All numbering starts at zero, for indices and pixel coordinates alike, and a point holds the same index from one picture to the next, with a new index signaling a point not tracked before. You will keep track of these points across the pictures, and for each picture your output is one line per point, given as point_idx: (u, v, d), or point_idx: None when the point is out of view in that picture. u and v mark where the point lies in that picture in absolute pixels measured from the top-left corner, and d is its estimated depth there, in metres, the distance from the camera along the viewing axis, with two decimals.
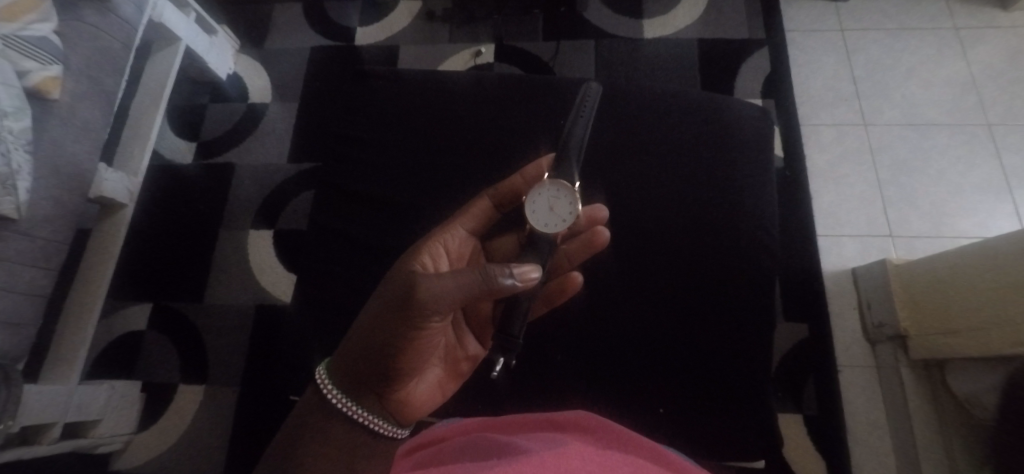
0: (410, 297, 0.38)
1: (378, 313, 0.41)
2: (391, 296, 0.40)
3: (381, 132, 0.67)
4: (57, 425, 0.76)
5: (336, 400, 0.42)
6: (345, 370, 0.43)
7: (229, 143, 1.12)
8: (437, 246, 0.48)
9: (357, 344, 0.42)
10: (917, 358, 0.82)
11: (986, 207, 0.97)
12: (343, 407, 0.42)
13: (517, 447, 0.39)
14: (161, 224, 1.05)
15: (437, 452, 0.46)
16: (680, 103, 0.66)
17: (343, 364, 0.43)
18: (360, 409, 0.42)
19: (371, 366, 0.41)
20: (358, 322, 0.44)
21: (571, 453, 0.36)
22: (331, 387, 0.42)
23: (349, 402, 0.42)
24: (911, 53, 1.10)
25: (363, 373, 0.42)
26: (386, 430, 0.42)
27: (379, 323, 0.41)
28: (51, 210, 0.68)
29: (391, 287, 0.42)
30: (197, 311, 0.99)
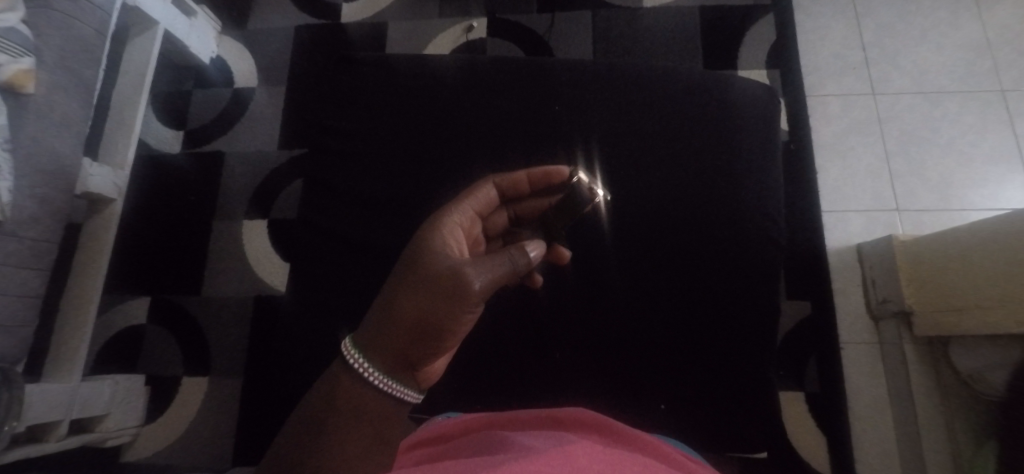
0: (467, 289, 0.39)
1: (427, 298, 0.40)
2: (443, 282, 0.40)
3: (368, 122, 0.64)
4: (64, 422, 0.76)
5: (374, 377, 0.39)
6: (385, 356, 0.39)
7: (216, 131, 1.08)
8: (455, 227, 0.46)
9: (395, 330, 0.39)
10: (922, 335, 0.81)
11: (997, 178, 0.94)
12: (377, 382, 0.39)
13: (521, 445, 0.36)
14: (153, 215, 1.03)
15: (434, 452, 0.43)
16: (682, 83, 0.63)
17: (376, 349, 0.39)
18: (400, 385, 0.40)
19: (419, 351, 0.40)
20: (391, 300, 0.41)
21: (579, 452, 0.33)
22: (369, 368, 0.39)
23: (391, 381, 0.39)
24: (924, 15, 1.05)
25: (407, 354, 0.40)
26: (410, 395, 0.40)
27: (426, 308, 0.39)
28: (37, 210, 0.66)
29: (431, 272, 0.40)
30: (196, 303, 0.98)
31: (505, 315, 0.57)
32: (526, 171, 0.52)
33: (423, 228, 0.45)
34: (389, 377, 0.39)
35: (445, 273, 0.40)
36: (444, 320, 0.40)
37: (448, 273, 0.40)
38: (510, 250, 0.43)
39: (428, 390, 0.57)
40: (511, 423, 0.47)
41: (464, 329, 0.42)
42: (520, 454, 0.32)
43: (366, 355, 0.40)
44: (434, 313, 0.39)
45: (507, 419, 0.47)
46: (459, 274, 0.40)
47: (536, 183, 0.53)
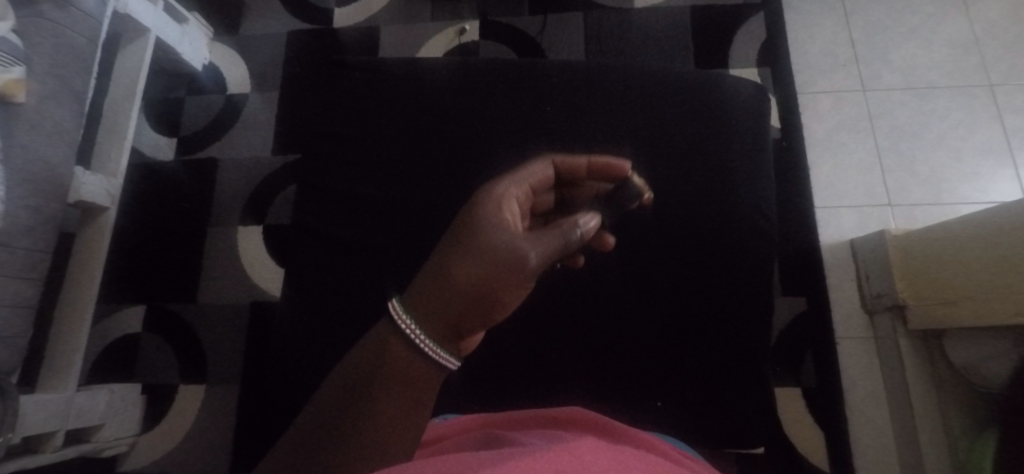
0: (527, 261, 0.37)
1: (486, 267, 0.36)
2: (504, 251, 0.37)
3: (363, 125, 0.64)
4: (60, 433, 0.76)
5: (419, 339, 0.35)
6: (436, 323, 0.36)
7: (210, 137, 1.08)
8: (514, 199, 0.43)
9: (451, 300, 0.36)
10: (916, 328, 0.82)
11: (986, 171, 0.95)
12: (426, 349, 0.35)
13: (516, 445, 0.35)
14: (147, 223, 1.03)
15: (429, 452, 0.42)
16: (673, 82, 0.63)
17: (428, 315, 0.36)
18: (444, 353, 0.36)
19: (471, 322, 0.37)
20: (448, 267, 0.37)
21: (583, 448, 0.31)
22: (413, 328, 0.35)
23: (437, 348, 0.35)
24: (912, 11, 1.06)
25: (460, 322, 0.36)
26: (445, 361, 0.36)
27: (485, 277, 0.36)
28: (30, 220, 0.66)
29: (490, 241, 0.37)
30: (192, 310, 0.98)
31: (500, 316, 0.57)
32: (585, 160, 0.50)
33: (483, 195, 0.42)
34: (435, 343, 0.36)
35: (504, 242, 0.37)
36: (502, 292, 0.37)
37: (505, 245, 0.37)
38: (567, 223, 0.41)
39: None
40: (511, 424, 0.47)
41: (514, 304, 0.39)
42: (519, 450, 0.30)
43: (415, 318, 0.36)
44: (490, 283, 0.36)
45: (507, 420, 0.47)
46: (520, 245, 0.37)
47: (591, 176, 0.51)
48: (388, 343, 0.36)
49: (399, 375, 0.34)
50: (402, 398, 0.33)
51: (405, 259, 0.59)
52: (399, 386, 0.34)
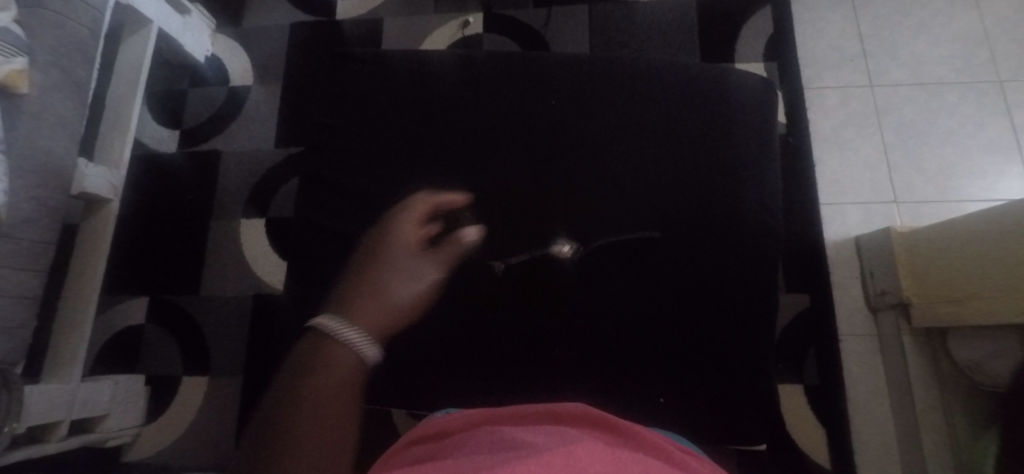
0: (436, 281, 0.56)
1: (395, 279, 0.54)
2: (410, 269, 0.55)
3: (366, 118, 0.63)
4: (64, 423, 0.76)
5: (350, 340, 0.48)
6: (365, 317, 0.51)
7: (213, 130, 1.08)
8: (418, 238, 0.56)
9: (378, 303, 0.52)
10: (919, 326, 0.81)
11: (995, 169, 0.94)
12: (354, 344, 0.48)
13: (511, 448, 0.34)
14: (150, 215, 1.03)
15: (429, 450, 0.41)
16: (679, 76, 0.62)
17: (365, 317, 0.51)
18: (370, 345, 0.50)
19: (388, 320, 0.53)
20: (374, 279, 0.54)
21: (578, 453, 0.32)
22: (350, 334, 0.48)
23: (362, 344, 0.49)
24: (921, 6, 1.04)
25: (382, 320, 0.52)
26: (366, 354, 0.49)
27: (397, 286, 0.54)
28: (33, 211, 0.66)
29: (396, 260, 0.55)
30: (195, 303, 0.98)
31: (503, 311, 0.56)
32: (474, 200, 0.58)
33: (401, 233, 0.56)
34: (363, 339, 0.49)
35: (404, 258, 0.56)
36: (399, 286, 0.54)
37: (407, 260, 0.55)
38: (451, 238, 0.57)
39: (426, 388, 0.56)
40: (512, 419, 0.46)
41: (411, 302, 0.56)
42: (516, 457, 0.31)
43: (346, 322, 0.50)
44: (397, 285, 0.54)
45: (507, 415, 0.46)
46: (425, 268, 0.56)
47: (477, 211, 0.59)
48: (326, 349, 0.47)
49: (336, 374, 0.45)
50: (334, 395, 0.43)
51: None
52: (336, 386, 0.44)
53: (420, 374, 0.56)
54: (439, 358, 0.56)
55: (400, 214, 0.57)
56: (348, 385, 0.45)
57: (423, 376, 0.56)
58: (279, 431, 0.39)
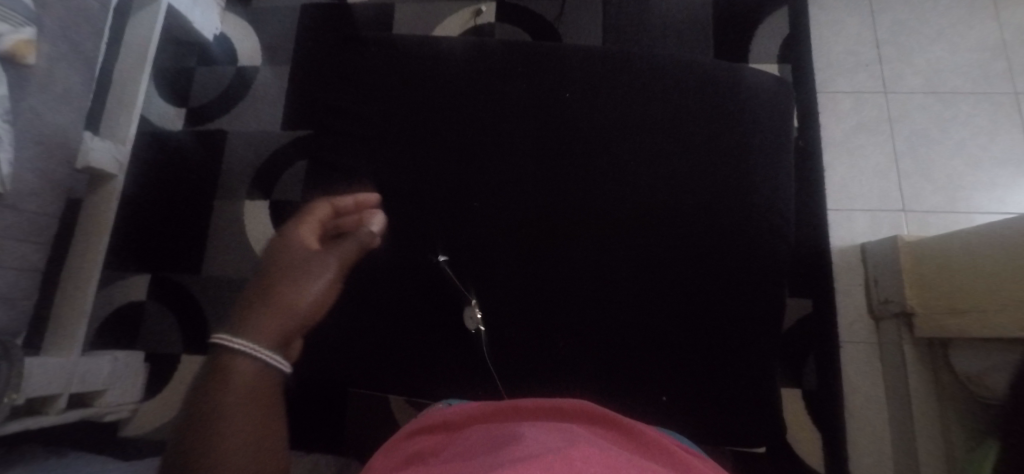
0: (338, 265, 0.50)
1: (289, 275, 0.47)
2: (303, 261, 0.48)
3: (374, 102, 0.62)
4: (63, 396, 0.76)
5: (245, 347, 0.40)
6: (271, 329, 0.42)
7: (219, 109, 1.07)
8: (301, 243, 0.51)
9: (269, 309, 0.44)
10: (921, 336, 0.81)
11: (1005, 181, 0.93)
12: (265, 357, 0.40)
13: (518, 443, 0.34)
14: (154, 192, 1.03)
15: (433, 443, 0.41)
16: (694, 73, 0.61)
17: (258, 329, 0.42)
18: (280, 357, 0.42)
19: (291, 326, 0.45)
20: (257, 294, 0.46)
21: (574, 454, 0.30)
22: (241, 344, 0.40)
23: (260, 348, 0.40)
24: (940, 13, 1.03)
25: (286, 326, 0.44)
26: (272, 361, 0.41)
27: (293, 281, 0.47)
28: (37, 182, 0.66)
29: (290, 267, 0.48)
30: (197, 282, 0.98)
31: (508, 304, 0.56)
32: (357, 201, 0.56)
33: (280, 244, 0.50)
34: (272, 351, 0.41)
35: (302, 259, 0.49)
36: (308, 287, 0.47)
37: (307, 259, 0.49)
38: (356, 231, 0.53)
39: (430, 378, 0.56)
40: (514, 413, 0.45)
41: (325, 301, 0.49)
42: (514, 459, 0.30)
43: (245, 336, 0.41)
44: (303, 287, 0.46)
45: (507, 410, 0.45)
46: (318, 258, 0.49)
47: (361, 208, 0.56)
48: (223, 365, 0.39)
49: (243, 387, 0.38)
50: (247, 402, 0.37)
51: (415, 240, 0.58)
52: (247, 394, 0.38)
53: (424, 362, 0.56)
54: (442, 349, 0.56)
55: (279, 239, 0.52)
56: (260, 391, 0.39)
57: (427, 366, 0.56)
58: (185, 460, 0.33)
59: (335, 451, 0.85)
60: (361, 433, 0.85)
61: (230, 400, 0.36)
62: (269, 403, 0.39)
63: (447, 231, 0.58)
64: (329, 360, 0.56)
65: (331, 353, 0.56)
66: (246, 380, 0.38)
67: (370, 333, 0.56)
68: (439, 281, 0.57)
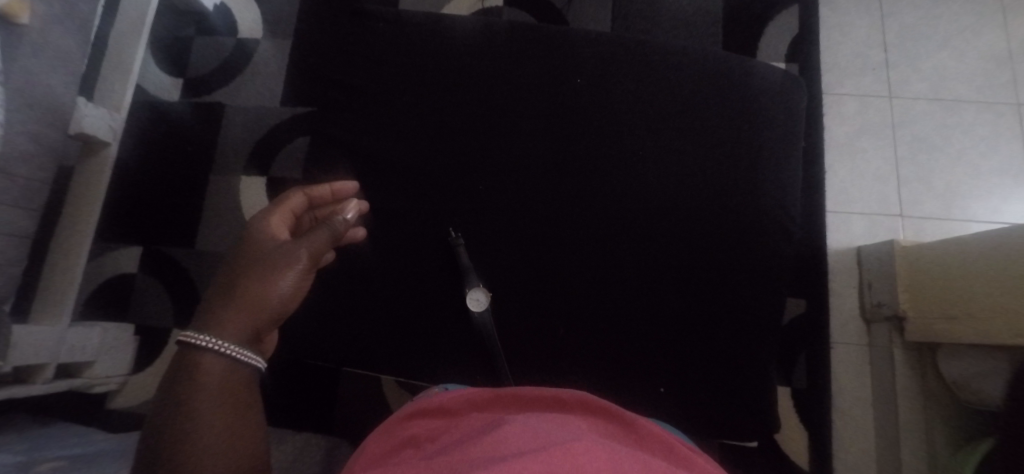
0: (311, 254, 0.49)
1: (254, 266, 0.46)
2: (270, 251, 0.48)
3: (381, 78, 0.61)
4: (51, 366, 0.74)
5: (213, 345, 0.40)
6: (238, 324, 0.43)
7: (218, 81, 1.05)
8: (271, 231, 0.51)
9: (234, 302, 0.44)
10: (911, 340, 0.82)
11: (1002, 191, 0.94)
12: (233, 354, 0.41)
13: (522, 433, 0.33)
14: (149, 163, 1.01)
15: (432, 429, 0.41)
16: (707, 65, 0.61)
17: (223, 325, 0.42)
18: (250, 353, 0.42)
19: (262, 320, 0.45)
20: (225, 286, 0.46)
21: (577, 448, 0.30)
22: (210, 339, 0.40)
23: (228, 344, 0.41)
24: (949, 20, 1.03)
25: (255, 320, 0.44)
26: (243, 356, 0.41)
27: (257, 272, 0.46)
28: (27, 146, 0.64)
29: (257, 257, 0.47)
30: (190, 256, 0.97)
31: (511, 290, 0.56)
32: (331, 185, 0.57)
33: (248, 233, 0.50)
34: (241, 347, 0.42)
35: (272, 249, 0.48)
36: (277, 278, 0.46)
37: (276, 250, 0.48)
38: (330, 218, 0.52)
39: (430, 361, 0.55)
40: (514, 401, 0.45)
41: (297, 290, 0.48)
42: (517, 452, 0.29)
43: (212, 334, 0.41)
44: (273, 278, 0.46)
45: (507, 397, 0.45)
46: (286, 247, 0.48)
47: (339, 196, 0.57)
48: (192, 365, 0.39)
49: (216, 385, 0.39)
50: (221, 399, 0.39)
51: (418, 220, 0.57)
52: (222, 390, 0.39)
53: (424, 347, 0.55)
54: (443, 333, 0.55)
55: (248, 226, 0.51)
56: (234, 385, 0.40)
57: (427, 350, 0.55)
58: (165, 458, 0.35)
59: (326, 431, 0.84)
60: (353, 415, 0.85)
61: (204, 399, 0.38)
62: (244, 395, 0.41)
63: (452, 214, 0.57)
64: (328, 340, 0.56)
65: (331, 331, 0.56)
66: (218, 376, 0.40)
67: (369, 316, 0.56)
68: (442, 264, 0.56)
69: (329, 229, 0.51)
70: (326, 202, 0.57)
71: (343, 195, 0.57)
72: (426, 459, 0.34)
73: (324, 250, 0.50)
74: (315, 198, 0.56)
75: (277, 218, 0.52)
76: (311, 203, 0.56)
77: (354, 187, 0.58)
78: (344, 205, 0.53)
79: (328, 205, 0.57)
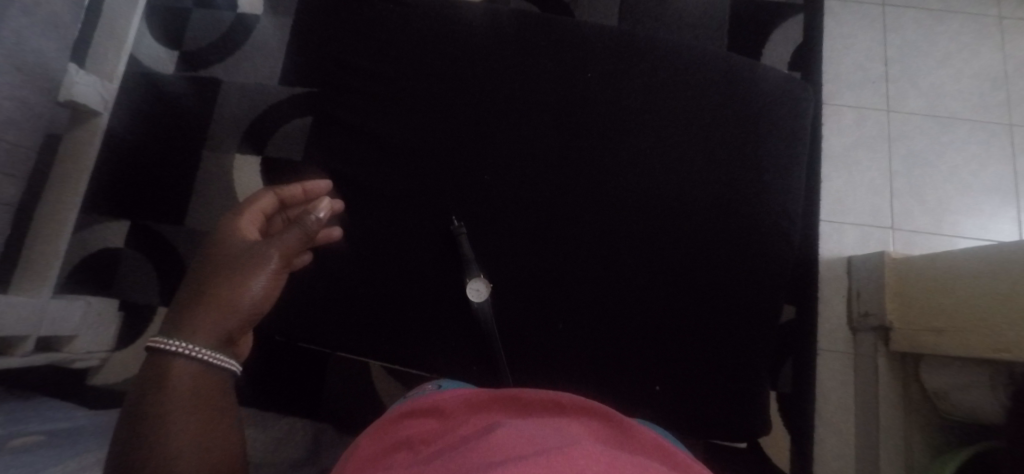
0: (281, 255, 0.49)
1: (223, 268, 0.47)
2: (239, 253, 0.48)
3: (388, 61, 0.60)
4: (31, 338, 0.72)
5: (184, 349, 0.41)
6: (208, 328, 0.43)
7: (215, 56, 1.02)
8: (239, 233, 0.51)
9: (206, 306, 0.44)
10: (896, 350, 0.83)
11: (990, 209, 0.96)
12: (205, 357, 0.41)
13: (518, 437, 0.33)
14: (141, 136, 0.98)
15: (426, 429, 0.40)
16: (716, 68, 0.61)
17: (196, 330, 0.42)
18: (223, 356, 0.43)
19: (236, 322, 0.45)
20: (194, 289, 0.46)
21: (574, 452, 0.29)
22: (182, 345, 0.41)
23: (201, 349, 0.41)
24: (949, 38, 1.04)
25: (228, 323, 0.44)
26: (216, 359, 0.42)
27: (227, 275, 0.46)
28: (15, 112, 0.62)
29: (226, 259, 0.47)
30: (179, 234, 0.95)
31: (511, 284, 0.55)
32: (301, 184, 0.56)
33: (215, 235, 0.50)
34: (213, 350, 0.42)
35: (242, 250, 0.48)
36: (247, 279, 0.46)
37: (245, 250, 0.48)
38: (302, 217, 0.50)
39: (430, 352, 0.55)
40: (513, 404, 0.44)
41: (271, 290, 0.48)
42: (513, 456, 0.29)
43: (182, 339, 0.42)
44: (243, 279, 0.46)
45: (506, 399, 0.44)
46: (255, 248, 0.48)
47: (310, 195, 0.57)
48: (163, 368, 0.40)
49: (188, 388, 0.39)
50: (192, 402, 0.39)
51: (421, 207, 0.56)
52: (192, 392, 0.40)
53: (420, 337, 0.55)
54: (443, 323, 0.55)
55: (216, 228, 0.51)
56: (205, 389, 0.41)
57: (423, 340, 0.55)
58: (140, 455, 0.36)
59: (311, 417, 0.83)
60: (339, 401, 0.84)
61: (175, 402, 0.38)
62: (217, 398, 0.41)
63: (455, 203, 0.56)
64: (325, 326, 0.55)
65: (330, 318, 0.55)
66: (188, 380, 0.40)
67: (367, 304, 0.55)
68: (443, 254, 0.55)
69: (299, 230, 0.49)
70: (298, 201, 0.57)
71: (314, 194, 0.57)
72: (419, 463, 0.33)
73: (295, 251, 0.50)
74: (285, 198, 0.56)
75: (245, 219, 0.52)
76: (280, 204, 0.56)
77: (326, 185, 0.58)
78: (317, 204, 0.51)
79: (298, 204, 0.57)
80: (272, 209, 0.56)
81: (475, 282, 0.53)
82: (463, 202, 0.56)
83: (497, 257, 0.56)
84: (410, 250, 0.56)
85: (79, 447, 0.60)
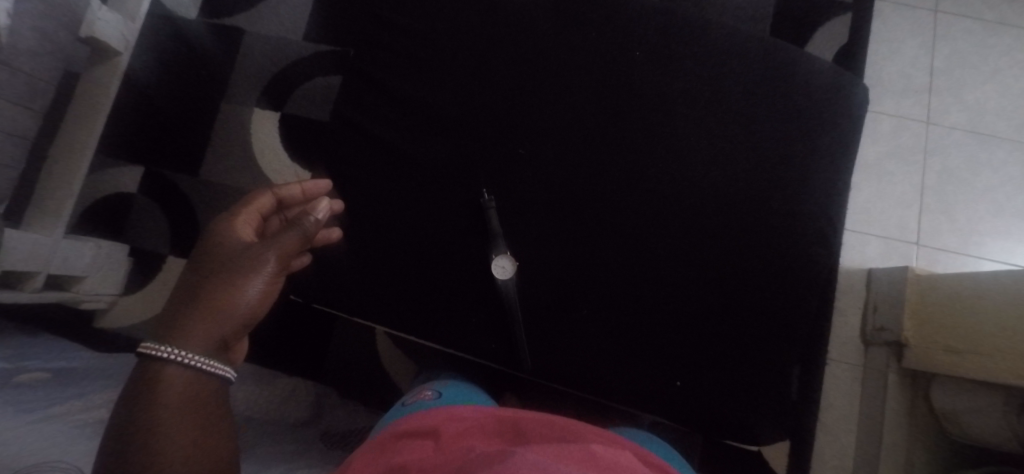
0: (279, 258, 0.47)
1: (219, 271, 0.44)
2: (236, 255, 0.46)
3: (432, 19, 0.57)
4: (41, 275, 0.71)
5: (173, 355, 0.38)
6: (202, 334, 0.40)
7: (240, 3, 0.99)
8: (233, 233, 0.48)
9: (201, 310, 0.42)
10: (909, 368, 0.82)
11: (1021, 233, 0.94)
12: (199, 364, 0.39)
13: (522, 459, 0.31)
14: (161, 82, 0.96)
15: (424, 454, 0.37)
16: (769, 62, 0.58)
17: (188, 335, 0.40)
18: (219, 363, 0.40)
19: (231, 328, 0.43)
20: (188, 292, 0.43)
21: None
22: (173, 350, 0.38)
23: (192, 355, 0.39)
24: (1000, 53, 1.00)
25: (224, 329, 0.42)
26: (212, 367, 0.39)
27: (222, 278, 0.44)
28: (38, 43, 0.60)
29: (220, 262, 0.45)
30: (192, 185, 0.94)
31: (538, 265, 0.54)
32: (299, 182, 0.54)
33: (209, 235, 0.48)
34: (206, 357, 0.40)
35: (239, 252, 0.46)
36: (244, 283, 0.44)
37: (241, 252, 0.46)
38: (299, 217, 0.49)
39: (447, 328, 0.53)
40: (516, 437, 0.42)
41: (269, 293, 0.46)
42: None
43: (174, 344, 0.39)
44: (240, 282, 0.44)
45: (507, 433, 0.42)
46: (252, 250, 0.46)
47: (310, 194, 0.55)
48: (151, 375, 0.37)
49: (177, 394, 0.37)
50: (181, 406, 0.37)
51: (451, 178, 0.55)
52: (182, 398, 0.37)
53: (438, 312, 0.53)
54: (464, 301, 0.53)
55: (209, 228, 0.49)
56: (196, 394, 0.38)
57: (443, 318, 0.53)
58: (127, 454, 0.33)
59: (314, 378, 0.83)
60: (342, 367, 0.84)
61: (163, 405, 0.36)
62: (207, 405, 0.38)
63: (488, 177, 0.55)
64: (344, 290, 0.54)
65: (348, 285, 0.54)
66: (181, 387, 0.37)
67: (388, 274, 0.54)
68: (470, 230, 0.54)
69: (297, 232, 0.48)
70: (296, 201, 0.54)
71: (314, 194, 0.55)
72: None
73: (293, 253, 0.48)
74: (285, 198, 0.53)
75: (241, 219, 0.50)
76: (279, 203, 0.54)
77: (326, 185, 0.55)
78: (315, 204, 0.50)
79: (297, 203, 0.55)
80: (270, 208, 0.53)
81: (501, 259, 0.52)
82: (497, 174, 0.55)
83: (526, 235, 0.54)
84: (436, 224, 0.54)
85: (84, 387, 0.60)
